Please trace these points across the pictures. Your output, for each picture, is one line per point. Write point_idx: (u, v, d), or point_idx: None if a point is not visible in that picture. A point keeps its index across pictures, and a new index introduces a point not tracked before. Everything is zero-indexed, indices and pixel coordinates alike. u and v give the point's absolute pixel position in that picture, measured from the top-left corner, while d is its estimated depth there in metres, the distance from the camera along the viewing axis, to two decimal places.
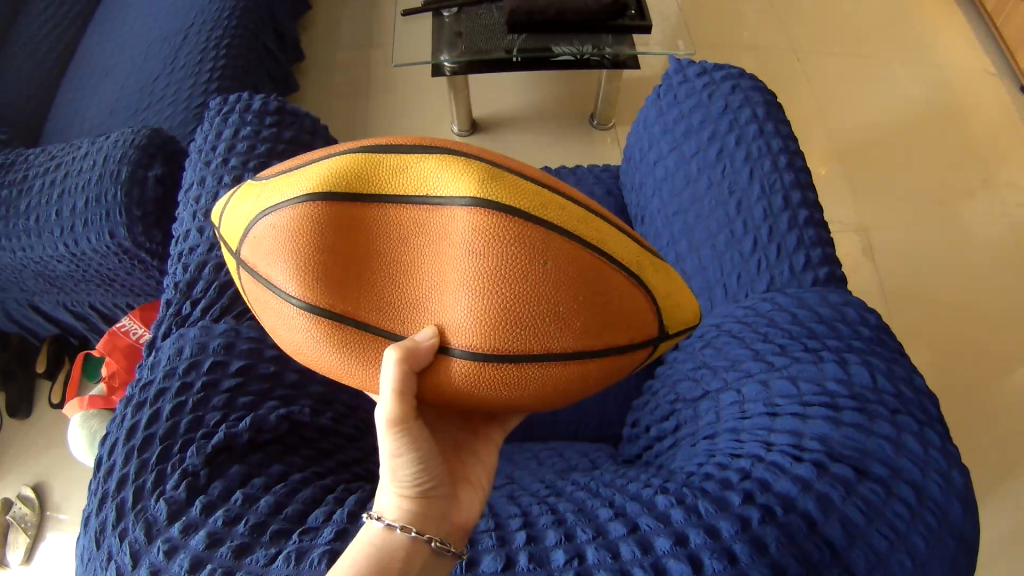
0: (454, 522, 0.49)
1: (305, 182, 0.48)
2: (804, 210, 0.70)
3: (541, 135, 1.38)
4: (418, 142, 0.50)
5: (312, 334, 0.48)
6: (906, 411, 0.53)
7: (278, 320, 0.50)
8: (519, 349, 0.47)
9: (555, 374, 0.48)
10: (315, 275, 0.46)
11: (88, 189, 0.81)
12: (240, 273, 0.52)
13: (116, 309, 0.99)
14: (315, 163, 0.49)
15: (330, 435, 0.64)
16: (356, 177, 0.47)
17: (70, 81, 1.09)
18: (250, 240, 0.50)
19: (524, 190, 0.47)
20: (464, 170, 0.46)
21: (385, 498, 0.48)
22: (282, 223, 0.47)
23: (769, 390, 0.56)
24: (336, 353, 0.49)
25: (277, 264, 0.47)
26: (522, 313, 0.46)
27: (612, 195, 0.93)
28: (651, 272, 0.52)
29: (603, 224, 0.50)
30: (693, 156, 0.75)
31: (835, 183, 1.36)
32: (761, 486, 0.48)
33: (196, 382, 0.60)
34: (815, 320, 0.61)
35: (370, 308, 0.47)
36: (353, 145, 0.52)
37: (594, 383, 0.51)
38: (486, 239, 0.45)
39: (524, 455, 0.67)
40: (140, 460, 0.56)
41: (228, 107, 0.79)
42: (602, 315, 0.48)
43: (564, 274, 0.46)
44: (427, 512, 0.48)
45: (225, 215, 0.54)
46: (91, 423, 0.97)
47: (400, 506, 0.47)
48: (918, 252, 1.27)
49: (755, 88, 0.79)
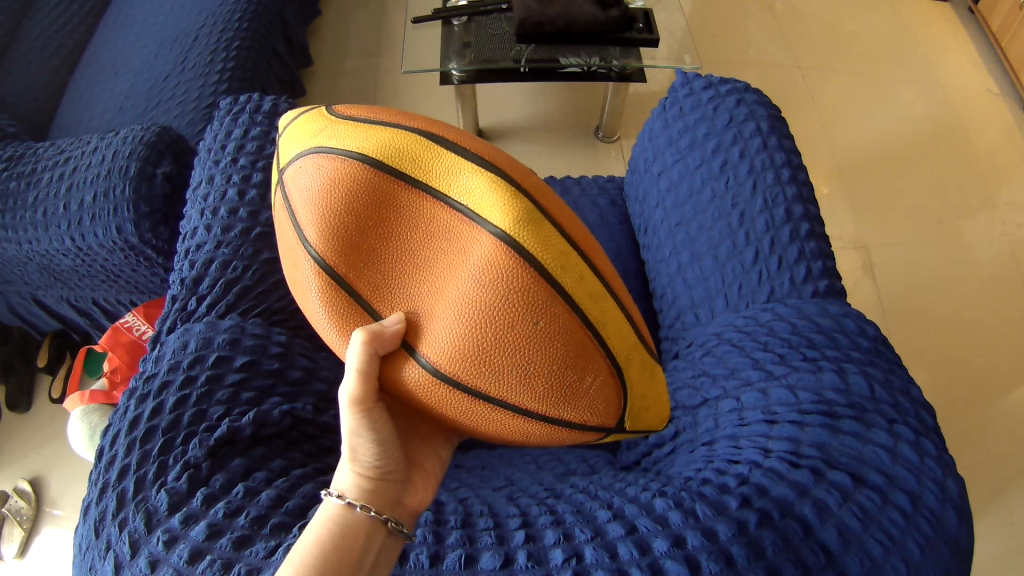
0: (405, 506, 0.52)
1: (363, 141, 0.49)
2: (805, 223, 0.70)
3: (547, 146, 1.39)
4: (481, 152, 0.50)
5: (312, 281, 0.51)
6: (902, 421, 0.54)
7: (292, 256, 0.53)
8: (473, 386, 0.49)
9: (501, 417, 0.51)
10: (335, 233, 0.48)
11: (96, 184, 0.82)
12: (278, 191, 0.55)
13: (119, 305, 0.99)
14: (380, 127, 0.50)
15: (332, 433, 0.64)
16: (409, 161, 0.48)
17: (81, 78, 1.09)
18: (294, 168, 0.52)
19: (554, 246, 0.47)
20: (511, 199, 0.46)
21: (342, 473, 0.50)
22: (327, 171, 0.49)
23: (768, 398, 0.56)
24: (325, 309, 0.51)
25: (310, 208, 0.49)
26: (491, 354, 0.47)
27: (615, 206, 0.94)
28: (636, 369, 0.53)
29: (612, 306, 0.51)
30: (696, 168, 0.76)
31: (836, 202, 1.37)
32: (758, 490, 0.49)
33: (200, 375, 0.60)
34: (815, 330, 0.61)
35: (370, 283, 0.49)
36: (425, 122, 0.52)
37: (545, 440, 0.53)
38: (495, 274, 0.45)
39: (523, 459, 0.68)
40: (142, 451, 0.56)
41: (238, 108, 0.80)
42: (567, 389, 0.49)
43: (547, 342, 0.47)
44: (380, 492, 0.50)
45: (289, 130, 0.56)
46: (90, 417, 0.96)
47: (355, 484, 0.50)
48: (919, 270, 1.28)
49: (759, 103, 0.79)
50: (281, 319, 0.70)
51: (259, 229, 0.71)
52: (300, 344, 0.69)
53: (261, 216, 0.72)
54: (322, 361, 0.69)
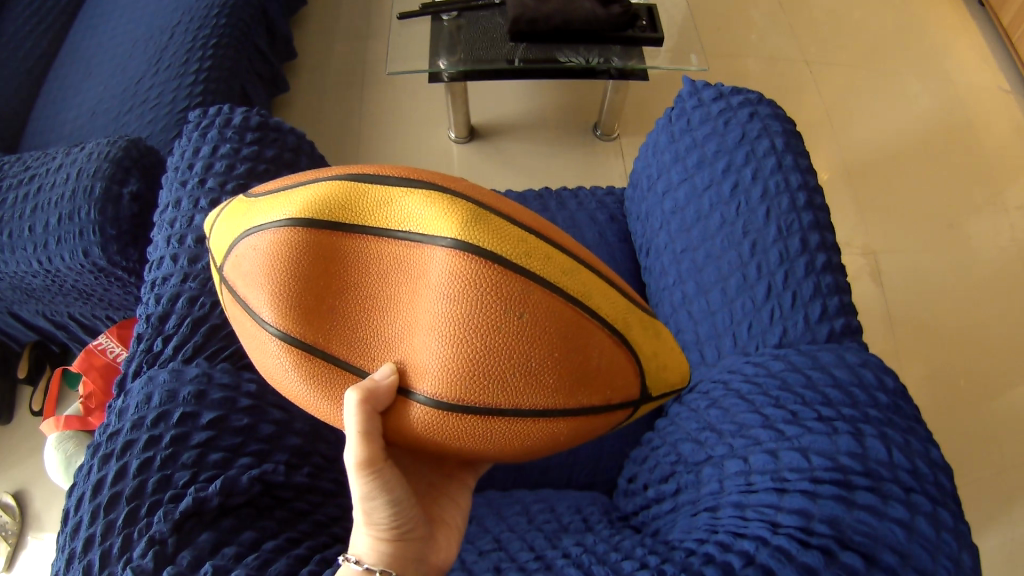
0: (426, 560, 0.50)
1: (288, 205, 0.47)
2: (821, 254, 0.66)
3: (541, 138, 1.35)
4: (406, 174, 0.49)
5: (284, 362, 0.48)
6: (920, 489, 0.51)
7: (254, 345, 0.50)
8: (485, 402, 0.45)
9: (524, 429, 0.47)
10: (290, 302, 0.46)
11: (61, 205, 0.78)
12: (223, 291, 0.52)
13: (96, 319, 0.95)
14: (302, 186, 0.49)
15: (306, 493, 0.61)
16: (341, 206, 0.47)
17: (57, 74, 1.05)
18: (233, 260, 0.49)
19: (508, 236, 0.46)
20: (448, 208, 0.45)
21: (360, 537, 0.48)
22: (263, 246, 0.47)
23: (778, 461, 0.52)
24: (306, 386, 0.48)
25: (255, 290, 0.47)
26: (490, 364, 0.44)
27: (615, 222, 0.91)
28: (639, 332, 0.51)
29: (591, 278, 0.49)
30: (705, 189, 0.72)
31: (840, 196, 1.33)
32: (765, 573, 0.46)
33: (164, 435, 0.57)
34: (830, 383, 0.57)
35: (343, 342, 0.46)
36: (342, 168, 0.51)
37: (572, 440, 0.50)
38: (462, 285, 0.44)
39: (514, 509, 0.65)
40: (106, 521, 0.53)
41: (208, 121, 0.78)
42: (579, 372, 0.46)
43: (541, 330, 0.45)
44: (401, 554, 0.48)
45: (215, 231, 0.54)
46: (66, 445, 0.92)
47: (375, 548, 0.47)
48: (927, 269, 1.24)
49: (773, 116, 0.75)
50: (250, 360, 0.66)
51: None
52: (271, 388, 0.64)
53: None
54: (297, 411, 0.64)
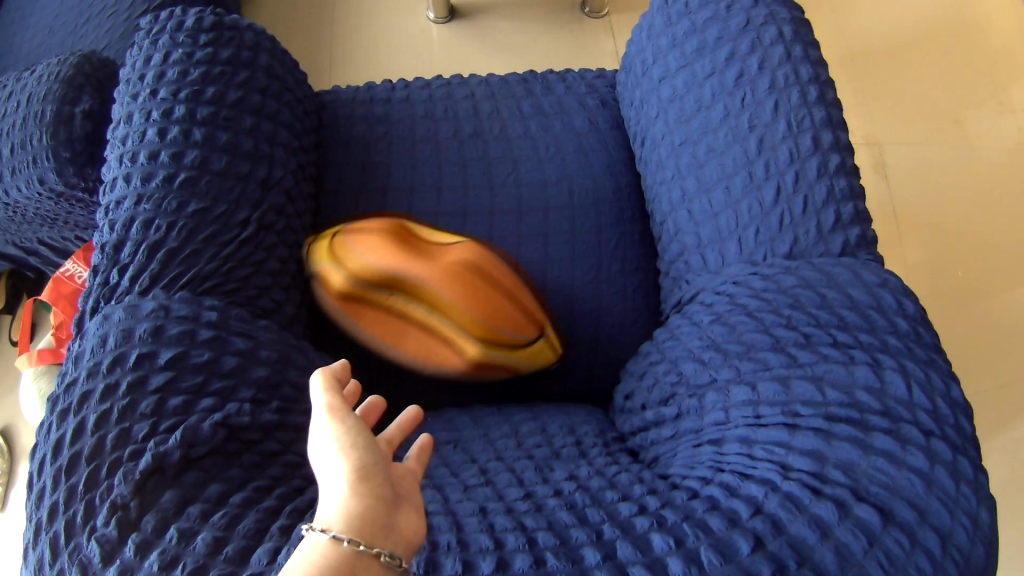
0: (399, 534, 0.38)
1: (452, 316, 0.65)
2: (835, 154, 0.59)
3: (531, 15, 1.26)
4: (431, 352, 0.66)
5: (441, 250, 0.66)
6: (940, 434, 0.46)
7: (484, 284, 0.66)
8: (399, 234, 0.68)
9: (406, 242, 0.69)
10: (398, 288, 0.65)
11: (13, 134, 0.72)
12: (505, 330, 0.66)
13: (66, 242, 0.90)
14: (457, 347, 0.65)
15: (276, 432, 0.56)
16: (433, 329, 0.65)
17: (10, 5, 0.99)
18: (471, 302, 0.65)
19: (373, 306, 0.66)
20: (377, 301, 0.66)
21: (328, 500, 0.37)
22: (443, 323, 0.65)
23: (789, 392, 0.48)
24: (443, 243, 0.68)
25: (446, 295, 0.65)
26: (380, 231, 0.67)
27: (606, 108, 0.84)
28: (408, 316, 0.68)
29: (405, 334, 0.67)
30: (706, 78, 0.65)
31: (854, 62, 1.24)
32: (774, 528, 0.43)
33: (121, 382, 0.52)
34: (846, 305, 0.52)
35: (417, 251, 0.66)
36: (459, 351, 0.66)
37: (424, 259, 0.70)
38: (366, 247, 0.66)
39: (503, 432, 0.61)
40: (68, 487, 0.49)
41: (158, 27, 0.70)
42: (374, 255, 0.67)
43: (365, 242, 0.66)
44: (376, 516, 0.37)
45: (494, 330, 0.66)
46: (40, 382, 0.88)
47: (346, 508, 0.37)
48: (945, 140, 1.17)
49: (782, 2, 0.67)
50: (213, 285, 0.60)
51: (208, 179, 0.62)
52: (235, 315, 0.59)
53: (185, 159, 0.62)
54: (262, 338, 0.60)
